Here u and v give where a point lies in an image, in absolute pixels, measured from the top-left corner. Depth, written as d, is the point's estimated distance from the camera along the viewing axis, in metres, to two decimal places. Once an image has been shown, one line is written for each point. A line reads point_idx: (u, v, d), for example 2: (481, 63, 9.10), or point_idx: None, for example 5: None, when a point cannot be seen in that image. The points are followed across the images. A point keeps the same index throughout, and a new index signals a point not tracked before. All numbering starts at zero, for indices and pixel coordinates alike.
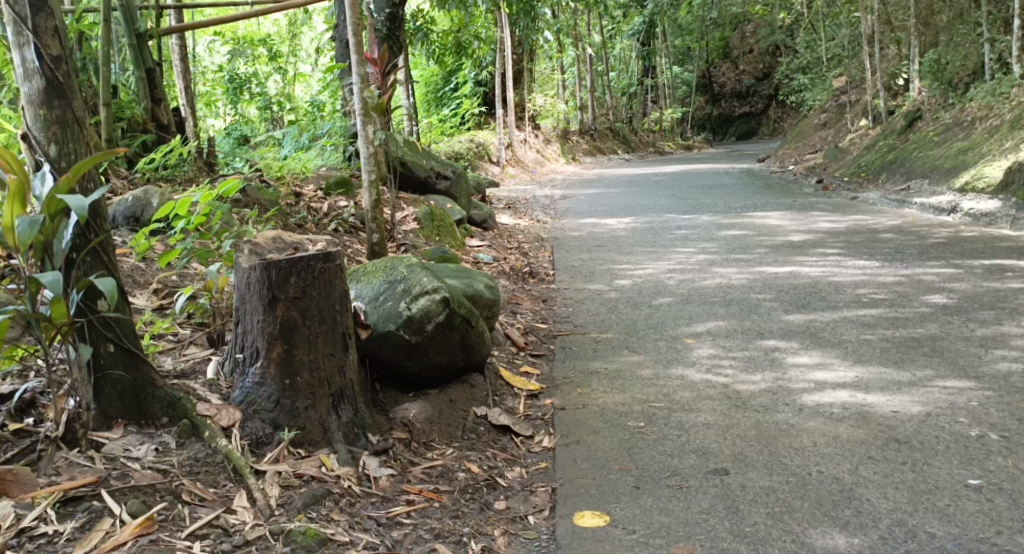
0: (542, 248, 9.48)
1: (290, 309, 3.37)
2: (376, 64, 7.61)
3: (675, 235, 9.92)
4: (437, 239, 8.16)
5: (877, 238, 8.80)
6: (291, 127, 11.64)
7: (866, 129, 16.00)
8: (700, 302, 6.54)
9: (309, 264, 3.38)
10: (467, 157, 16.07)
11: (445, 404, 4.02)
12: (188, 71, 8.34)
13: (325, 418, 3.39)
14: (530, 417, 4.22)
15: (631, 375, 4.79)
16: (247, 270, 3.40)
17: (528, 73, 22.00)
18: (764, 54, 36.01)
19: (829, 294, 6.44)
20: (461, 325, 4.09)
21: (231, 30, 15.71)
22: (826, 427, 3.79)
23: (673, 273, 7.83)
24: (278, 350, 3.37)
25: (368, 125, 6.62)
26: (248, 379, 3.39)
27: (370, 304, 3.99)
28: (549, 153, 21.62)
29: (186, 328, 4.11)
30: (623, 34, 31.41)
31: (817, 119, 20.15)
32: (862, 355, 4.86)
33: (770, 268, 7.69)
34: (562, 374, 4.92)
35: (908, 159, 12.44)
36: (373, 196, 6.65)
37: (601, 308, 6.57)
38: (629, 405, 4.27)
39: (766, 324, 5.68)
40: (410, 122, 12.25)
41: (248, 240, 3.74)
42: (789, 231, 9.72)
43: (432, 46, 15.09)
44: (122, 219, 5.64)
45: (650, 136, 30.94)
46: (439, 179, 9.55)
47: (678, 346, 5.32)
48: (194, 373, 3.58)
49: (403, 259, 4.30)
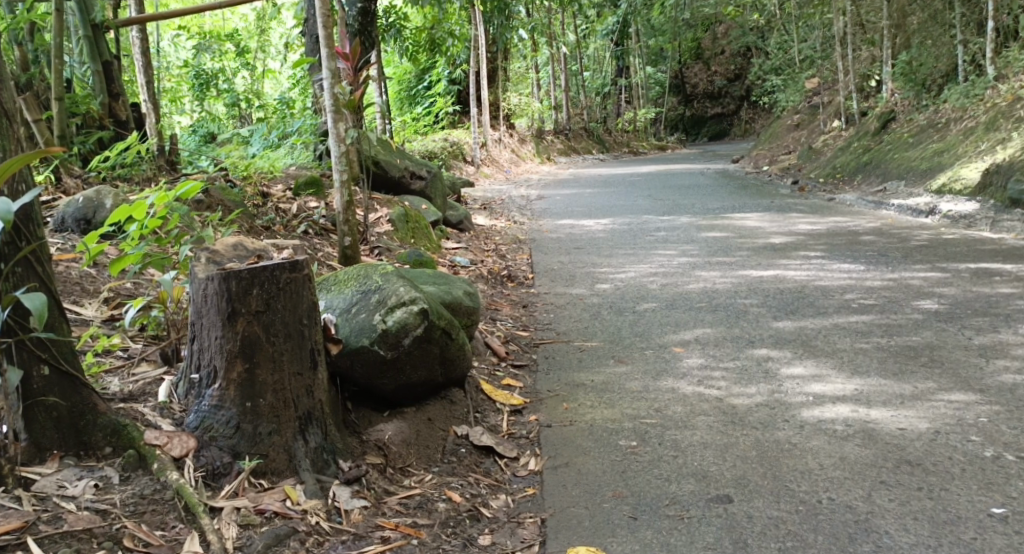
0: (520, 250, 9.20)
1: (252, 324, 3.06)
2: (347, 60, 7.25)
3: (654, 238, 9.66)
4: (412, 242, 7.84)
5: (858, 241, 8.59)
6: (259, 125, 11.25)
7: (840, 130, 15.89)
8: (685, 307, 6.28)
9: (274, 273, 3.07)
10: (441, 156, 15.75)
11: (423, 424, 3.73)
12: (149, 64, 7.95)
13: (290, 445, 3.09)
14: (515, 436, 3.94)
15: (619, 388, 4.50)
16: (204, 281, 3.08)
17: (502, 72, 21.69)
18: (736, 56, 36.04)
19: (815, 300, 6.20)
20: (439, 338, 3.79)
21: (198, 25, 15.25)
22: (830, 447, 3.52)
23: (654, 276, 7.56)
24: (238, 370, 3.06)
25: (340, 123, 6.29)
26: (204, 402, 3.08)
27: (342, 316, 3.67)
28: (525, 153, 21.34)
29: (137, 342, 3.81)
30: (596, 34, 31.26)
31: (790, 120, 20.02)
32: (859, 365, 4.59)
33: (753, 272, 7.44)
34: (546, 387, 4.63)
35: (883, 160, 12.30)
36: (345, 197, 6.33)
37: (582, 314, 6.27)
38: (619, 422, 3.99)
39: (756, 331, 5.43)
40: (383, 120, 11.89)
41: (205, 247, 3.41)
42: (770, 232, 9.51)
43: (405, 44, 14.75)
44: (72, 222, 5.30)
45: (625, 136, 30.78)
46: (414, 178, 9.22)
47: (667, 356, 5.05)
48: (143, 395, 3.24)
49: (377, 265, 3.97)
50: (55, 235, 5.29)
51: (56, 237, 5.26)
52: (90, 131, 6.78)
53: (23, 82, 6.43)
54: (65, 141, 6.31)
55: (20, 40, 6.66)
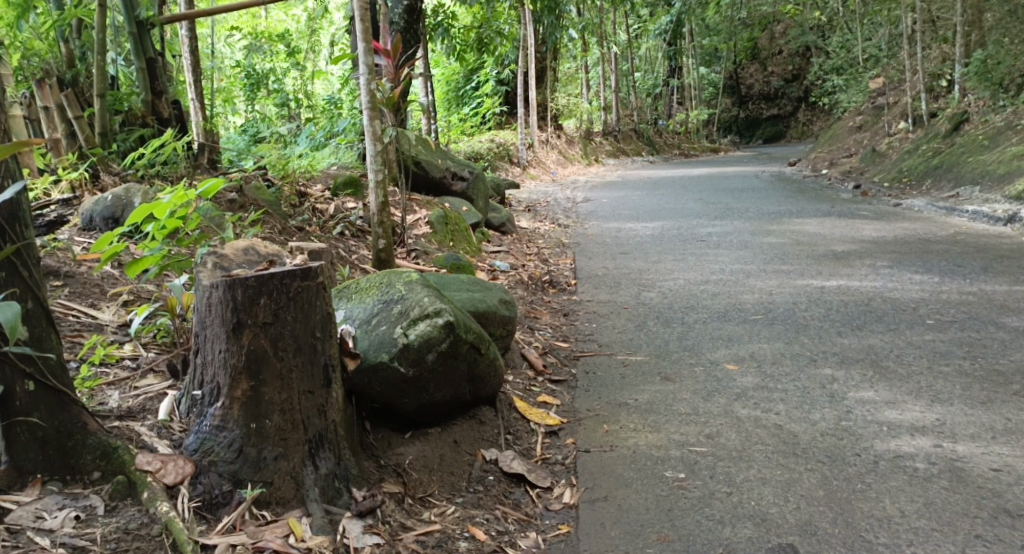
0: (564, 254, 8.86)
1: (258, 336, 2.77)
2: (388, 56, 6.94)
3: (705, 243, 9.21)
4: (451, 245, 7.55)
5: (929, 250, 8.06)
6: (306, 125, 11.10)
7: (906, 132, 15.19)
8: (740, 319, 5.87)
9: (283, 281, 2.78)
10: (487, 157, 15.49)
11: (447, 448, 3.42)
12: (197, 63, 7.76)
13: (297, 471, 2.80)
14: (547, 462, 3.61)
15: (666, 409, 4.12)
16: (208, 288, 2.80)
17: (552, 73, 21.34)
18: (794, 56, 35.18)
19: (885, 314, 5.74)
20: (467, 353, 3.47)
21: (251, 25, 15.11)
22: (911, 489, 3.15)
23: (706, 285, 7.15)
24: (243, 388, 2.77)
25: (378, 121, 6.00)
26: (205, 423, 2.79)
27: (361, 328, 3.37)
28: (573, 155, 20.93)
29: (150, 350, 3.53)
30: (649, 34, 30.63)
31: (851, 122, 19.31)
32: (938, 391, 4.15)
33: (814, 281, 7.00)
34: (585, 405, 4.28)
35: (956, 163, 11.65)
36: (381, 198, 6.03)
37: (627, 325, 5.90)
38: (666, 449, 3.63)
39: (820, 348, 5.02)
40: (428, 120, 11.61)
41: (213, 251, 3.12)
42: (832, 239, 9.01)
43: (455, 43, 14.44)
44: (100, 220, 5.10)
45: (676, 138, 30.17)
46: (455, 179, 8.92)
47: (720, 373, 4.67)
48: (143, 412, 2.96)
49: (401, 273, 3.66)
50: (85, 233, 5.13)
51: (85, 236, 5.09)
52: (132, 128, 6.55)
53: (67, 78, 6.18)
54: (106, 138, 6.11)
55: (67, 36, 6.34)
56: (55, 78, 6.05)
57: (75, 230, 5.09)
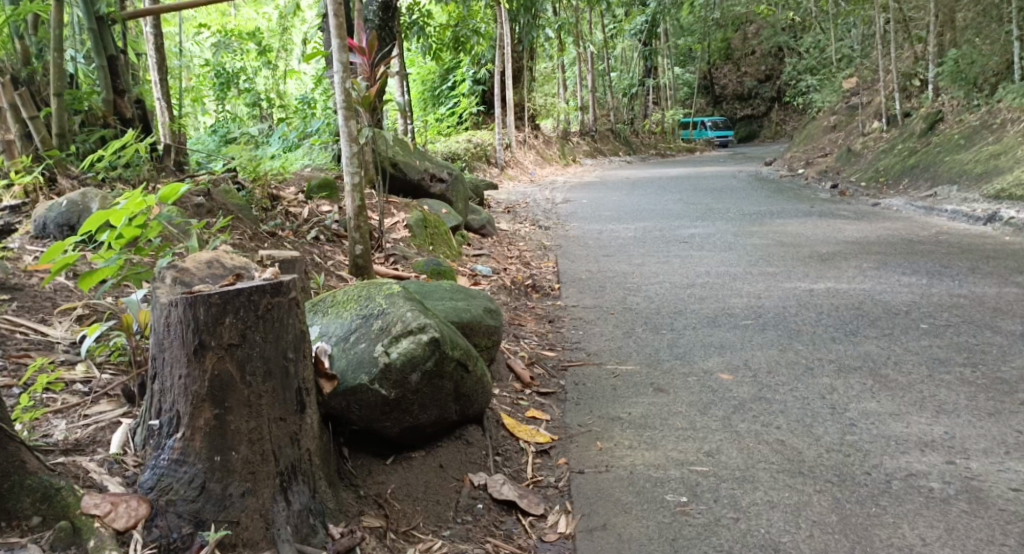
0: (546, 257, 8.63)
1: (224, 359, 2.52)
2: (363, 54, 6.68)
3: (687, 245, 9.01)
4: (431, 249, 7.29)
5: (913, 250, 7.90)
6: (279, 127, 10.80)
7: (881, 132, 15.04)
8: (730, 325, 5.66)
9: (251, 298, 2.54)
10: (464, 158, 15.24)
11: (432, 474, 3.18)
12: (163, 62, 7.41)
13: (266, 508, 2.54)
14: (539, 486, 3.37)
15: (662, 423, 3.89)
16: (166, 306, 2.54)
17: (528, 73, 21.12)
18: (767, 56, 35.27)
19: (878, 318, 5.53)
20: (454, 372, 3.21)
21: (222, 23, 14.72)
22: (930, 514, 2.96)
23: (692, 288, 6.93)
24: (206, 417, 2.52)
25: (352, 121, 5.73)
26: (162, 456, 2.53)
27: (338, 345, 3.10)
28: (551, 155, 20.72)
29: (105, 371, 3.29)
30: (625, 34, 30.48)
31: (826, 121, 19.27)
32: (944, 401, 3.95)
33: (802, 283, 6.80)
34: (576, 421, 4.03)
35: (933, 162, 11.53)
36: (357, 201, 5.75)
37: (615, 332, 5.67)
38: (665, 469, 3.40)
39: (816, 354, 4.80)
40: (404, 120, 11.33)
41: (172, 263, 2.84)
42: (816, 239, 8.84)
43: (430, 42, 14.17)
44: (54, 228, 4.80)
45: (653, 138, 30.11)
46: (434, 181, 8.66)
47: (714, 383, 4.44)
48: (92, 444, 2.67)
49: (382, 284, 3.39)
50: (38, 241, 4.84)
51: (37, 244, 4.81)
52: (92, 129, 6.22)
53: (23, 77, 5.84)
54: (64, 140, 5.81)
55: (22, 31, 5.91)
56: (11, 77, 5.71)
57: (27, 238, 4.81)
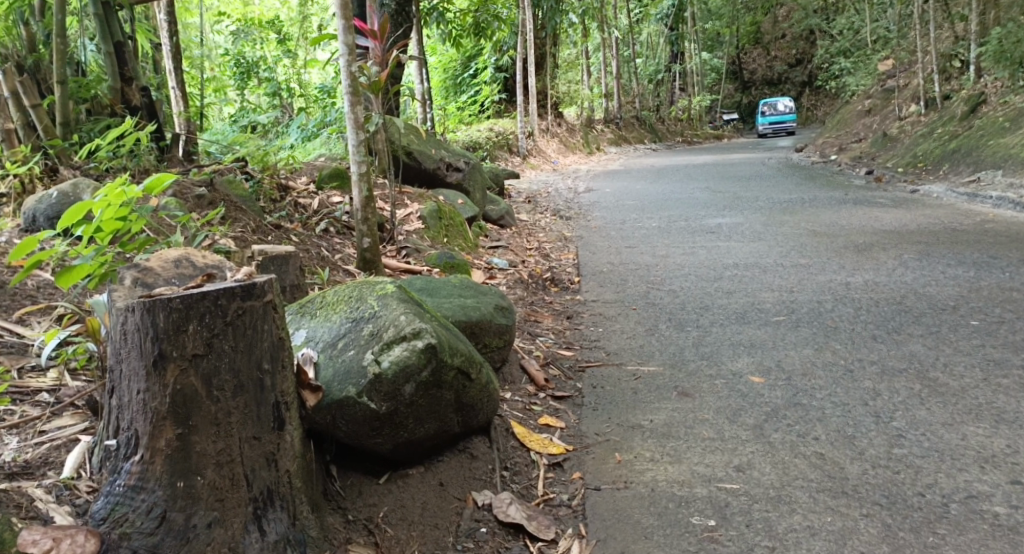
0: (566, 248, 8.30)
1: (187, 372, 2.26)
2: (375, 38, 6.23)
3: (715, 235, 8.64)
4: (445, 241, 6.99)
5: (956, 240, 7.46)
6: (295, 117, 10.52)
7: (918, 116, 14.53)
8: (760, 321, 5.30)
9: (218, 303, 2.27)
10: (486, 146, 14.90)
11: (431, 493, 2.89)
12: (178, 52, 7.00)
13: (237, 540, 2.32)
14: (551, 505, 3.04)
15: (686, 433, 3.54)
16: (122, 312, 2.27)
17: (551, 59, 20.68)
18: (797, 40, 34.59)
19: (923, 314, 5.13)
20: (454, 380, 2.90)
21: (241, 11, 14.42)
22: (996, 545, 2.61)
23: (720, 281, 6.57)
24: (167, 438, 2.28)
25: (359, 107, 5.40)
26: (119, 481, 2.30)
27: (325, 353, 2.81)
28: (574, 144, 20.30)
29: (77, 379, 3.02)
30: (651, 19, 29.88)
31: (860, 106, 18.66)
32: (1004, 409, 3.56)
33: (838, 276, 6.41)
34: (593, 429, 3.70)
35: (975, 147, 11.01)
36: (365, 192, 5.41)
37: (637, 329, 5.33)
38: (690, 487, 3.06)
39: (858, 353, 4.43)
40: (423, 109, 10.98)
41: (133, 265, 2.60)
42: (852, 229, 8.42)
43: (452, 28, 13.82)
44: (44, 220, 4.53)
45: (679, 125, 29.48)
46: (450, 170, 8.36)
47: (744, 385, 4.09)
48: (44, 467, 2.46)
49: (376, 283, 3.08)
50: (27, 234, 4.60)
51: (27, 238, 4.56)
52: (98, 118, 5.96)
53: (27, 65, 5.53)
54: (68, 129, 5.46)
55: (27, 17, 5.61)
56: (12, 63, 5.27)
57: (16, 232, 4.57)
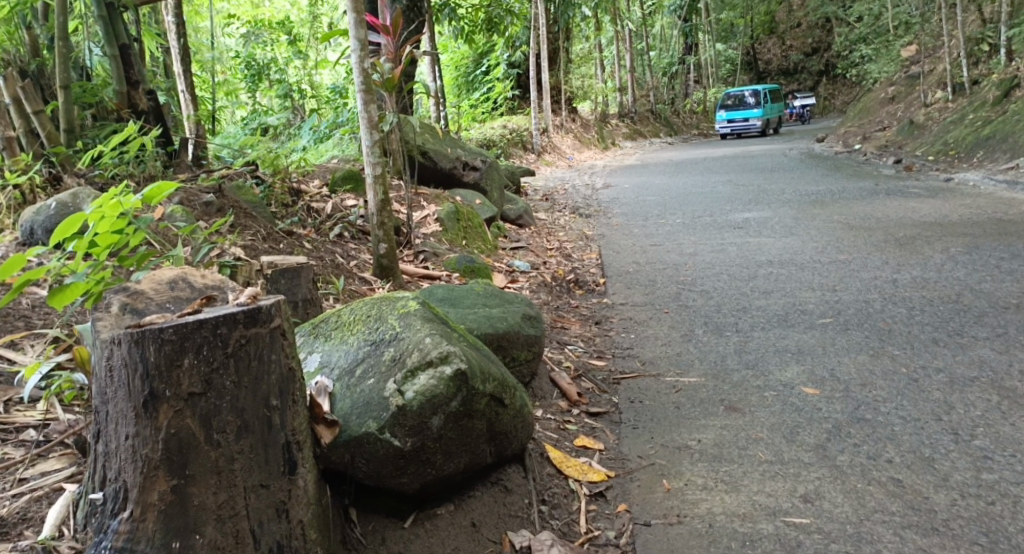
0: (588, 247, 7.95)
1: (183, 414, 1.97)
2: (387, 33, 5.87)
3: (744, 230, 8.27)
4: (465, 244, 6.67)
5: (1003, 231, 7.05)
6: (304, 119, 10.20)
7: (947, 101, 14.05)
8: (805, 324, 4.94)
9: (217, 331, 1.97)
10: (500, 143, 14.54)
11: (461, 536, 2.58)
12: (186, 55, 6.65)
13: None
14: (596, 545, 2.72)
15: (739, 454, 3.20)
16: (107, 345, 1.97)
17: (564, 53, 20.23)
18: (813, 29, 33.96)
19: (983, 314, 4.76)
20: (487, 409, 2.58)
21: (251, 12, 14.09)
22: None
23: (755, 280, 6.21)
24: (160, 491, 1.98)
25: (373, 106, 5.06)
26: (106, 541, 2.00)
27: (341, 382, 2.51)
28: (589, 139, 19.87)
29: (68, 412, 2.70)
30: (664, 11, 29.29)
31: (883, 92, 18.14)
32: None
33: (883, 272, 6.04)
34: (635, 451, 3.36)
35: (1012, 132, 10.55)
36: (380, 195, 5.08)
37: (672, 335, 4.98)
38: (752, 521, 2.74)
39: (920, 359, 4.06)
40: (436, 108, 10.62)
41: (121, 289, 2.30)
42: (889, 221, 8.02)
43: (464, 24, 13.47)
44: (42, 232, 4.25)
45: (694, 117, 28.93)
46: (466, 169, 8.05)
47: (797, 397, 3.74)
48: (23, 525, 2.19)
49: (396, 299, 2.77)
50: (26, 247, 4.32)
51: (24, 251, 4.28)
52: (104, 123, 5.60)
53: (30, 70, 5.21)
54: (72, 136, 5.18)
55: (28, 20, 5.34)
56: (12, 68, 4.91)
57: (15, 245, 4.29)
